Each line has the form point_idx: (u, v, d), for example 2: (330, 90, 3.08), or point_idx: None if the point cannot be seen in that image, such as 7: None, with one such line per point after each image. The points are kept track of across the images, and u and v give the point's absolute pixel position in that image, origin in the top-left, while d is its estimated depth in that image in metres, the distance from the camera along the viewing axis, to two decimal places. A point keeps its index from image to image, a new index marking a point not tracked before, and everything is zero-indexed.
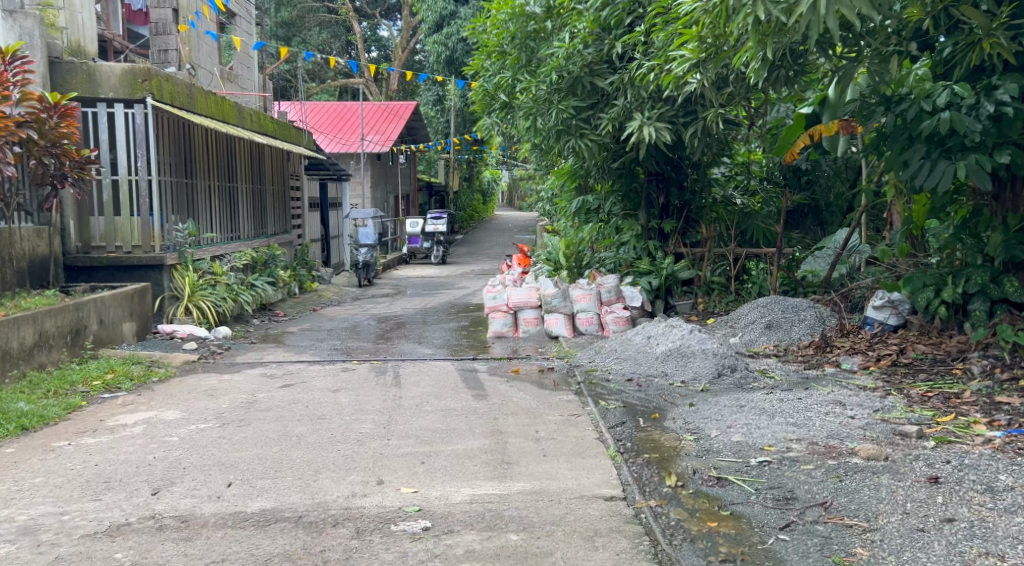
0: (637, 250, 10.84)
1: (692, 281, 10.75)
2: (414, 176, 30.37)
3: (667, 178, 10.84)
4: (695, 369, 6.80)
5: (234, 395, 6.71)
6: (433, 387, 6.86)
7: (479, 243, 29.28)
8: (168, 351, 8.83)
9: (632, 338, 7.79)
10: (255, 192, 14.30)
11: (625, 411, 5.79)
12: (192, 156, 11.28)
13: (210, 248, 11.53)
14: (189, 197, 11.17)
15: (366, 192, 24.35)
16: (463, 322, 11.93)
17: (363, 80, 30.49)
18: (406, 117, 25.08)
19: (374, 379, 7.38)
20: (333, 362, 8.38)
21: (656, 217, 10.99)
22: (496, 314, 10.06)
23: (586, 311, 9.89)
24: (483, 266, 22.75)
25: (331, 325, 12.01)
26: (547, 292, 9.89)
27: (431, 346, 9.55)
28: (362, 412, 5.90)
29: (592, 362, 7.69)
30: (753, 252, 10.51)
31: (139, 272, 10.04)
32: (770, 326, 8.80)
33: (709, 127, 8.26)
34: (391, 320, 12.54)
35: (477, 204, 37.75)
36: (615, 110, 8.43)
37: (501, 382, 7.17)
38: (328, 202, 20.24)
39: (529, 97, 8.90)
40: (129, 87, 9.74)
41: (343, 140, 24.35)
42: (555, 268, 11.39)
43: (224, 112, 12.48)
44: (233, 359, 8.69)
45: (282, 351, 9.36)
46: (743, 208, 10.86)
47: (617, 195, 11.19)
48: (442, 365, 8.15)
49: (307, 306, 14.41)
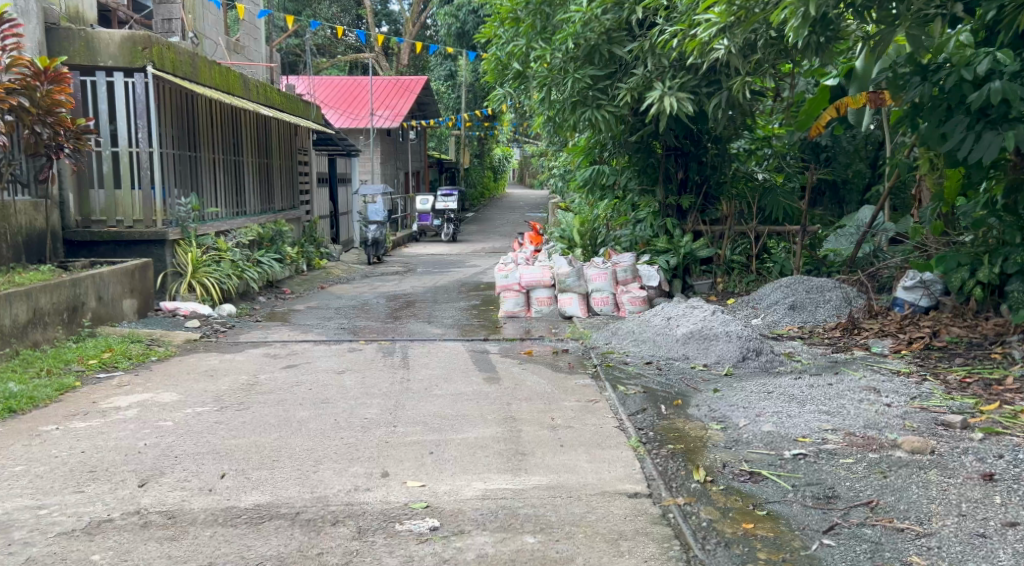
0: (654, 228, 10.48)
1: (711, 260, 10.37)
2: (425, 153, 29.98)
3: (686, 153, 10.45)
4: (719, 353, 6.45)
5: (235, 376, 6.41)
6: (443, 370, 6.55)
7: (491, 221, 28.93)
8: (170, 329, 8.56)
9: (651, 319, 7.44)
10: (262, 166, 13.98)
11: (645, 397, 5.46)
12: (196, 128, 10.97)
13: (215, 224, 11.23)
14: (193, 171, 10.87)
15: (376, 168, 24.00)
16: (474, 301, 11.62)
17: (373, 54, 30.08)
18: (417, 92, 24.68)
19: (381, 360, 7.07)
20: (340, 342, 8.09)
21: (674, 194, 10.61)
22: (508, 294, 9.76)
23: (601, 291, 9.56)
24: (495, 244, 22.42)
25: (338, 303, 11.71)
26: (561, 271, 9.54)
27: (441, 325, 9.24)
28: (368, 396, 5.59)
29: (609, 344, 7.36)
30: (775, 230, 10.11)
31: (140, 248, 9.77)
32: (794, 307, 8.47)
33: (732, 98, 7.88)
34: (400, 298, 12.23)
35: (488, 182, 37.36)
36: (634, 80, 8.04)
37: (514, 365, 6.86)
38: (337, 178, 19.91)
39: (544, 66, 8.55)
40: (128, 55, 9.37)
41: (352, 115, 23.97)
42: (569, 247, 11.06)
43: (229, 84, 12.13)
44: (236, 338, 8.40)
45: (287, 329, 9.06)
46: (765, 182, 10.45)
47: (633, 170, 10.81)
48: (453, 346, 7.84)
49: (315, 283, 14.12)
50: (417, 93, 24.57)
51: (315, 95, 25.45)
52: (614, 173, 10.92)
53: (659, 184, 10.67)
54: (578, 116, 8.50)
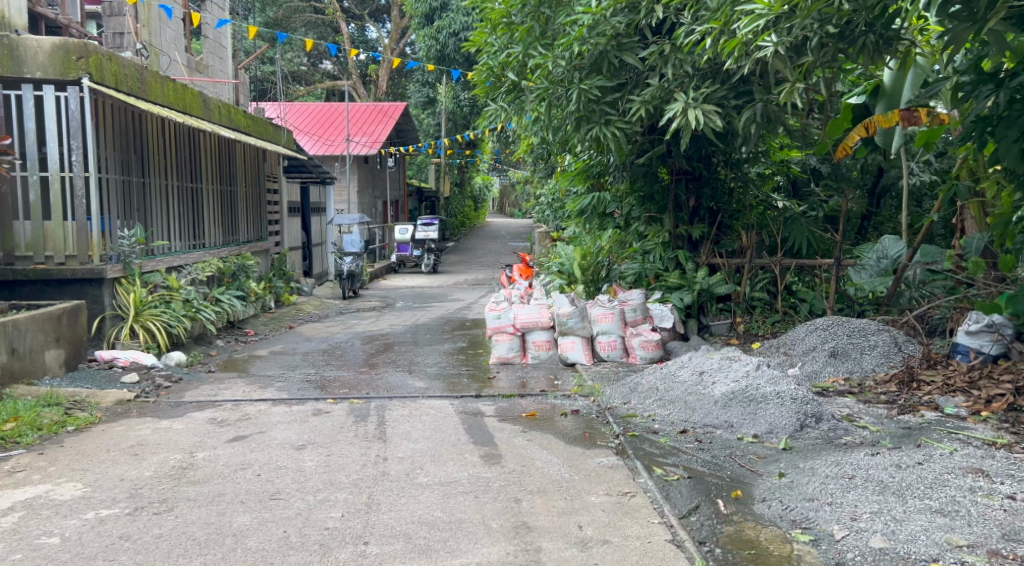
0: (664, 260, 9.28)
1: (729, 297, 9.16)
2: (403, 180, 28.72)
3: (698, 178, 9.28)
4: (770, 420, 5.21)
5: (166, 455, 5.10)
6: (430, 443, 5.27)
7: (473, 251, 27.74)
8: (101, 386, 7.22)
9: (678, 373, 6.22)
10: (225, 195, 12.70)
11: (694, 487, 4.27)
12: (145, 151, 9.70)
13: (166, 260, 9.95)
14: (141, 200, 9.58)
15: (352, 197, 22.70)
16: (460, 344, 10.34)
17: (350, 82, 28.93)
18: (396, 117, 23.54)
19: (352, 428, 5.76)
20: (304, 401, 6.77)
21: (685, 223, 9.42)
22: (501, 337, 8.54)
23: (608, 334, 8.36)
24: (478, 276, 21.18)
25: (308, 346, 10.42)
26: (563, 311, 8.30)
27: (424, 376, 7.94)
28: (331, 488, 4.31)
29: (628, 404, 6.10)
30: (804, 263, 8.87)
31: (74, 288, 8.45)
32: (836, 355, 7.22)
33: (768, 112, 6.73)
34: (378, 340, 10.95)
35: (468, 211, 36.15)
36: (649, 92, 6.88)
37: (516, 432, 5.58)
38: (309, 207, 18.60)
39: (543, 77, 7.37)
40: (60, 65, 8.09)
41: (327, 143, 22.71)
42: (570, 283, 9.90)
43: (187, 105, 10.90)
44: (179, 397, 7.06)
45: (243, 383, 7.73)
46: (786, 208, 9.20)
47: (638, 197, 9.64)
48: (439, 405, 6.54)
49: (282, 322, 12.81)
50: (396, 118, 23.37)
51: (288, 120, 24.15)
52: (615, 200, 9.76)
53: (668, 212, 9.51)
54: (583, 134, 7.34)
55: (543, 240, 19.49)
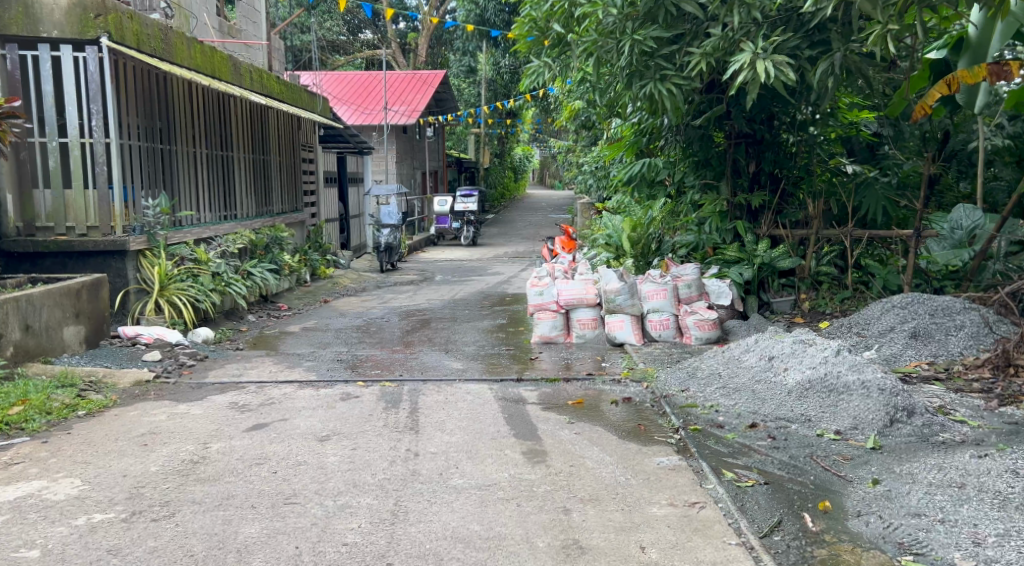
0: (721, 231, 8.65)
1: (792, 272, 8.49)
2: (442, 151, 28.17)
3: (759, 141, 8.62)
4: (854, 414, 4.60)
5: (178, 445, 4.62)
6: (467, 435, 4.73)
7: (513, 223, 27.19)
8: (120, 364, 6.78)
9: (744, 359, 5.61)
10: (257, 164, 12.22)
11: (774, 496, 3.68)
12: (170, 116, 9.23)
13: (194, 231, 9.51)
14: (167, 167, 9.11)
15: (390, 167, 22.19)
16: (500, 320, 9.79)
17: (389, 50, 28.34)
18: (436, 85, 22.95)
19: (382, 417, 5.25)
20: (332, 384, 6.27)
21: (744, 190, 8.78)
22: (544, 315, 7.99)
23: (660, 312, 7.75)
24: (518, 249, 20.62)
25: (342, 321, 9.96)
26: (610, 287, 7.70)
27: (462, 356, 7.40)
28: (355, 491, 3.80)
29: (686, 392, 5.49)
30: (878, 235, 8.16)
31: (96, 261, 8.01)
32: (917, 336, 6.61)
33: (847, 63, 6.07)
34: (415, 315, 10.45)
35: (508, 182, 35.52)
36: (711, 43, 6.23)
37: (564, 424, 5.01)
38: (345, 177, 18.14)
39: (592, 29, 6.74)
40: (78, 24, 7.61)
41: (365, 112, 22.19)
42: (618, 257, 9.32)
43: (216, 68, 10.42)
44: (202, 378, 6.59)
45: (270, 362, 7.27)
46: (856, 174, 8.48)
47: (692, 162, 8.99)
48: (477, 389, 5.99)
49: (317, 296, 12.38)
50: (435, 87, 22.79)
51: (325, 89, 23.65)
52: (667, 166, 9.10)
53: (725, 179, 8.83)
54: (636, 91, 6.73)
55: (586, 212, 18.85)
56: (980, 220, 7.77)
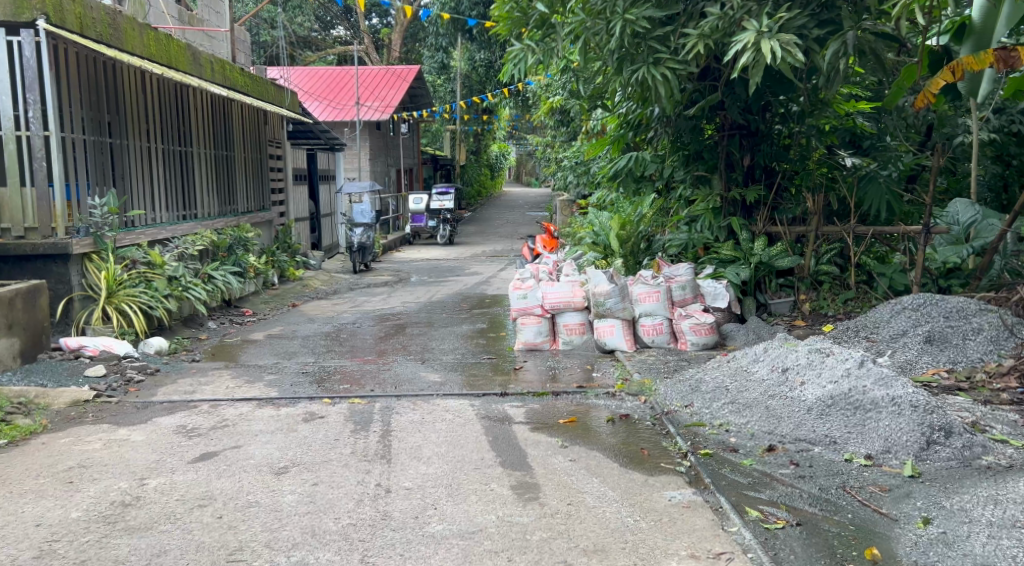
0: (714, 229, 8.18)
1: (791, 272, 7.96)
2: (417, 148, 27.50)
3: (754, 132, 8.11)
4: (884, 434, 4.04)
5: (110, 482, 3.98)
6: (447, 464, 4.13)
7: (491, 221, 26.55)
8: (59, 380, 6.13)
9: (753, 370, 5.05)
10: (220, 160, 11.52)
11: (813, 545, 3.15)
12: (121, 108, 8.55)
13: (148, 232, 8.84)
14: (117, 163, 8.43)
15: (364, 164, 21.49)
16: (480, 325, 9.19)
17: (362, 46, 27.63)
18: (410, 80, 22.28)
19: (350, 442, 4.62)
20: (296, 402, 5.63)
21: (739, 185, 8.27)
22: (527, 320, 7.46)
23: (652, 316, 7.23)
24: (497, 247, 20.02)
25: (309, 327, 9.30)
26: (599, 290, 7.15)
27: (440, 367, 6.80)
28: (313, 543, 3.24)
29: (690, 408, 4.94)
30: (883, 231, 7.54)
31: (36, 265, 7.33)
32: (932, 341, 6.07)
33: (861, 43, 5.55)
34: (389, 320, 9.82)
35: (485, 179, 34.89)
36: (709, 23, 5.70)
37: (555, 448, 4.43)
38: (316, 174, 17.44)
39: (579, 8, 6.19)
40: (11, 5, 6.90)
41: (337, 108, 21.48)
42: (605, 257, 8.76)
43: (172, 58, 9.73)
44: (151, 395, 5.94)
45: (228, 376, 6.61)
46: (857, 166, 7.93)
47: (682, 156, 8.47)
48: (457, 407, 5.39)
49: (285, 300, 11.71)
50: (409, 82, 22.12)
51: (295, 85, 22.90)
52: (656, 160, 8.57)
53: (718, 174, 8.31)
54: (626, 76, 6.18)
55: (565, 209, 18.27)
56: (977, 215, 7.33)
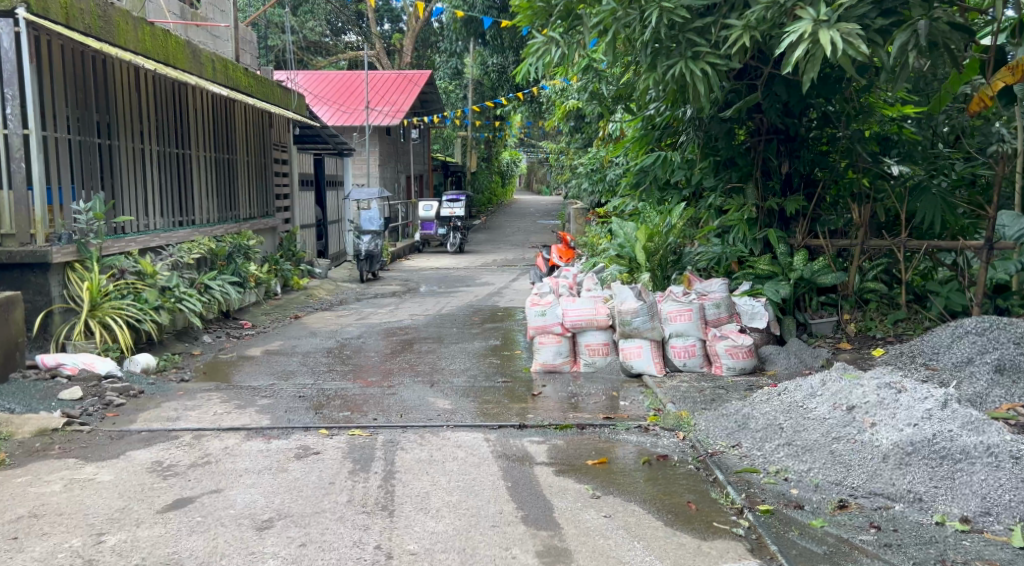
0: (749, 241, 7.57)
1: (833, 289, 7.33)
2: (427, 154, 26.92)
3: (794, 136, 7.57)
4: (981, 492, 3.41)
5: (62, 539, 3.39)
6: (460, 521, 3.52)
7: (502, 229, 25.93)
8: (30, 403, 5.53)
9: (810, 406, 4.43)
10: (221, 163, 10.95)
11: None
12: (112, 106, 7.97)
13: (140, 240, 8.26)
14: (107, 166, 7.86)
15: (373, 170, 20.90)
16: (494, 342, 8.56)
17: (374, 51, 27.12)
18: (422, 85, 21.73)
19: (347, 487, 4.00)
20: (288, 434, 5.01)
21: (776, 194, 7.70)
22: (546, 340, 6.85)
23: (684, 337, 6.60)
24: (508, 256, 19.41)
25: (311, 342, 8.70)
26: (626, 307, 6.54)
27: (450, 392, 6.18)
28: None
29: (739, 449, 4.33)
30: (938, 246, 6.88)
31: (13, 275, 6.76)
32: (1004, 370, 5.42)
33: (932, 34, 4.93)
34: (396, 334, 9.20)
35: (496, 187, 34.28)
36: (755, 13, 5.16)
37: (586, 499, 3.79)
38: (323, 180, 16.85)
39: None
40: None
41: (346, 112, 20.92)
42: (632, 270, 7.81)
43: (170, 55, 9.16)
44: (129, 422, 5.34)
45: (217, 400, 5.99)
46: (904, 175, 7.28)
47: (713, 162, 7.91)
48: (469, 442, 4.76)
49: (287, 311, 11.10)
50: (420, 86, 21.58)
51: (304, 88, 22.35)
52: (685, 167, 7.96)
53: (754, 182, 7.74)
54: (661, 73, 5.61)
55: (580, 218, 17.64)
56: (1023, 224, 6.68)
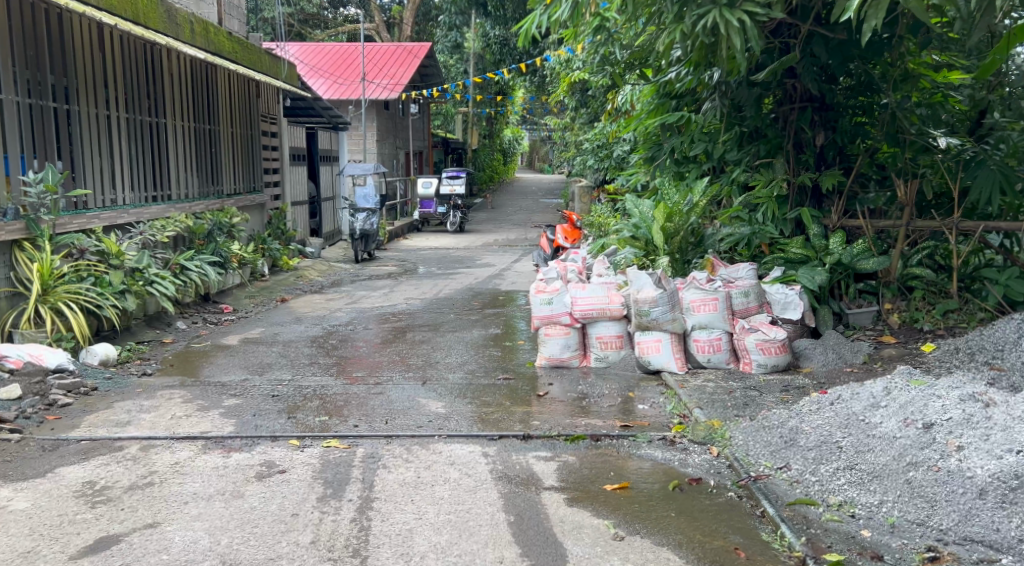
0: (778, 221, 6.86)
1: (873, 275, 6.62)
2: (428, 130, 26.10)
3: (829, 106, 6.87)
4: None
5: None
6: None
7: (504, 208, 25.09)
8: None
9: (873, 420, 3.69)
10: (202, 135, 10.17)
11: None
12: (70, 68, 7.17)
13: (104, 217, 7.51)
14: (66, 134, 7.11)
15: (370, 146, 20.07)
16: (495, 331, 7.80)
17: (373, 25, 26.22)
18: (422, 58, 20.87)
19: (312, 522, 3.28)
20: (252, 446, 4.26)
21: (809, 169, 6.98)
22: (553, 331, 6.10)
23: (708, 330, 5.87)
24: (510, 236, 18.62)
25: (294, 329, 7.95)
26: (644, 296, 5.80)
27: (444, 391, 5.43)
28: None
29: (790, 473, 3.60)
30: (995, 227, 6.16)
31: None
32: None
33: None
34: (387, 322, 8.45)
35: (498, 165, 33.42)
36: None
37: (609, 544, 3.10)
38: (317, 155, 16.06)
39: None
40: None
41: (343, 86, 20.10)
42: (648, 254, 6.98)
43: (140, 14, 8.35)
44: (71, 427, 4.60)
45: (180, 399, 5.25)
46: (955, 148, 6.43)
47: (738, 135, 7.19)
48: (464, 458, 4.01)
49: (273, 294, 10.33)
50: (420, 59, 20.71)
51: (300, 60, 21.48)
52: (708, 139, 7.27)
53: (784, 156, 7.02)
54: (692, 23, 4.88)
55: (585, 197, 16.85)
56: None
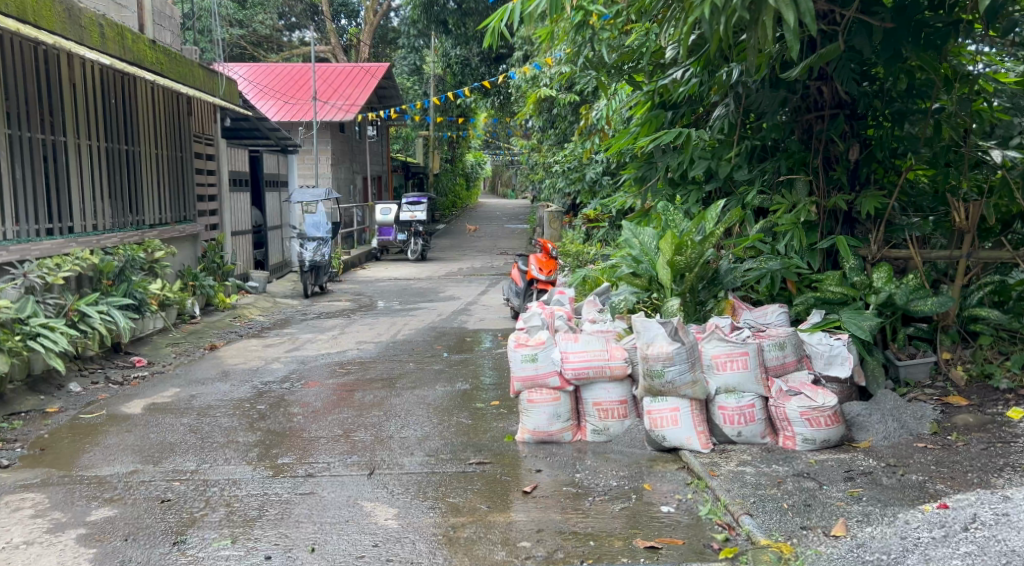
0: (805, 253, 5.60)
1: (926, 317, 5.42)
2: (386, 154, 24.75)
3: (861, 113, 5.74)
4: None
5: None
6: None
7: (469, 234, 23.77)
8: None
9: None
10: (119, 156, 8.73)
11: None
12: None
13: None
14: None
15: (324, 171, 18.66)
16: (466, 387, 6.40)
17: (331, 47, 24.96)
18: (378, 78, 19.55)
19: None
20: None
21: (843, 189, 5.76)
22: (538, 397, 4.76)
23: (738, 395, 4.57)
24: (475, 265, 17.29)
25: (217, 389, 6.51)
26: (655, 352, 4.49)
27: (397, 488, 4.03)
28: None
29: None
30: None
31: None
32: None
33: None
34: (334, 375, 7.04)
35: (460, 190, 32.15)
36: None
37: None
38: (262, 180, 14.61)
39: None
40: None
41: (294, 107, 18.73)
42: (652, 295, 5.63)
43: (27, 11, 6.86)
44: None
45: (31, 509, 3.81)
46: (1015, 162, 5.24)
47: (750, 148, 5.98)
48: None
49: (203, 339, 8.86)
50: (377, 80, 19.33)
51: (248, 80, 20.01)
52: (714, 155, 6.01)
53: (808, 173, 5.81)
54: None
55: (557, 223, 15.58)
56: None
